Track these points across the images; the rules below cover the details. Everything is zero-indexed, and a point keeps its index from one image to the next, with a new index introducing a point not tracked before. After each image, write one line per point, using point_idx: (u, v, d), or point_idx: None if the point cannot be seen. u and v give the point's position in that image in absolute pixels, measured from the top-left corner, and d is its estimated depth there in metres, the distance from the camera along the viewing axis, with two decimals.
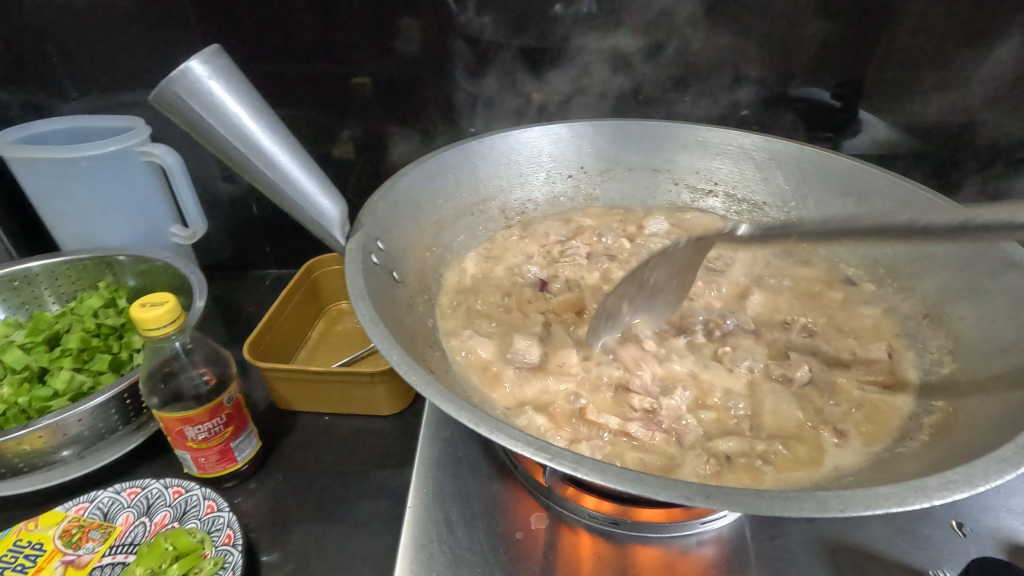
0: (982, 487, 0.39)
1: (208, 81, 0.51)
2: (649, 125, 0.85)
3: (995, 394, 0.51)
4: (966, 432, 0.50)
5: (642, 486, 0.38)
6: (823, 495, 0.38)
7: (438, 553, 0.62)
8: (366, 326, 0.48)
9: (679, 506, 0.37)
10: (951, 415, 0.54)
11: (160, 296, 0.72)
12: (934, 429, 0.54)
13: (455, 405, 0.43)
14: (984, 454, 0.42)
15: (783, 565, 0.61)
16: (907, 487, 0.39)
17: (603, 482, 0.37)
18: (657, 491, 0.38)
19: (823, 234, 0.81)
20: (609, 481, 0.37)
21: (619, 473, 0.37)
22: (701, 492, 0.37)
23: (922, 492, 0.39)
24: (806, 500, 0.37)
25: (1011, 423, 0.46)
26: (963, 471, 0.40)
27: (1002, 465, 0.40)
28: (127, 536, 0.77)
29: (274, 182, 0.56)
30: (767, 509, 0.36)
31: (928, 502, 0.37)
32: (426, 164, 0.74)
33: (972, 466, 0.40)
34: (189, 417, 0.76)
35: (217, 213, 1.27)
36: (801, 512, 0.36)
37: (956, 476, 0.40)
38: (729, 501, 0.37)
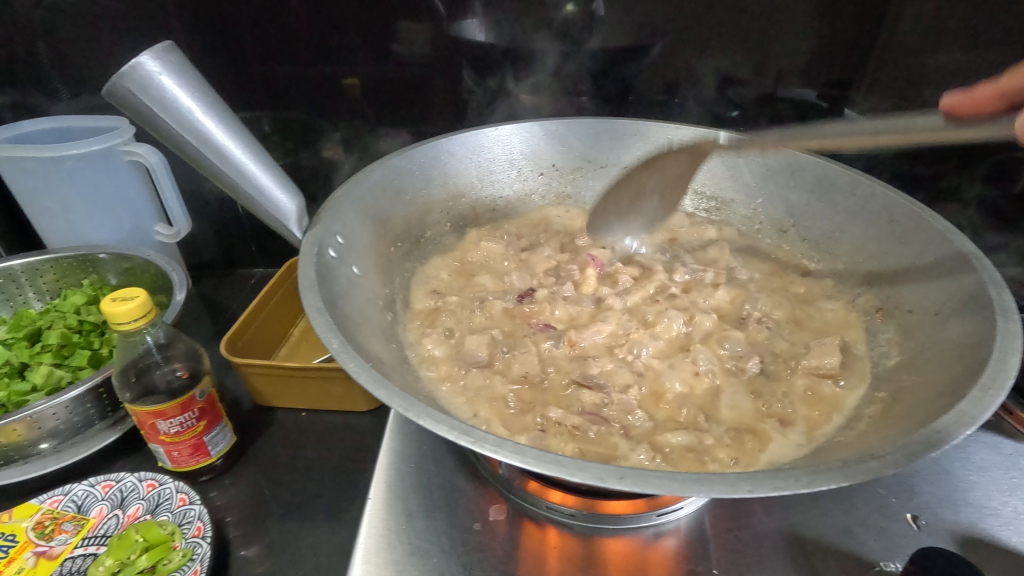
0: (896, 470, 0.39)
1: (160, 76, 0.52)
2: (619, 123, 0.86)
3: (935, 380, 0.52)
4: (902, 419, 0.50)
5: (559, 468, 0.38)
6: (734, 476, 0.38)
7: (396, 543, 0.63)
8: (310, 315, 0.49)
9: (592, 487, 0.38)
10: (892, 404, 0.55)
11: (132, 291, 0.74)
12: (874, 418, 0.55)
13: (386, 390, 0.44)
14: (906, 438, 0.42)
15: (738, 557, 0.61)
16: (821, 469, 0.39)
17: (521, 463, 0.38)
18: (575, 474, 0.39)
19: (789, 230, 0.82)
20: (525, 462, 0.38)
21: (535, 454, 0.38)
22: (616, 474, 0.38)
23: (833, 473, 0.39)
24: (718, 481, 0.37)
25: (937, 409, 0.46)
26: (882, 456, 0.41)
27: (919, 447, 0.41)
28: (100, 528, 0.79)
29: (228, 175, 0.57)
30: (677, 489, 0.37)
31: (838, 483, 0.37)
32: (394, 161, 0.75)
33: (893, 451, 0.41)
34: (161, 411, 0.77)
35: (204, 213, 1.29)
36: (711, 492, 0.36)
37: (873, 462, 0.40)
38: (642, 482, 0.37)
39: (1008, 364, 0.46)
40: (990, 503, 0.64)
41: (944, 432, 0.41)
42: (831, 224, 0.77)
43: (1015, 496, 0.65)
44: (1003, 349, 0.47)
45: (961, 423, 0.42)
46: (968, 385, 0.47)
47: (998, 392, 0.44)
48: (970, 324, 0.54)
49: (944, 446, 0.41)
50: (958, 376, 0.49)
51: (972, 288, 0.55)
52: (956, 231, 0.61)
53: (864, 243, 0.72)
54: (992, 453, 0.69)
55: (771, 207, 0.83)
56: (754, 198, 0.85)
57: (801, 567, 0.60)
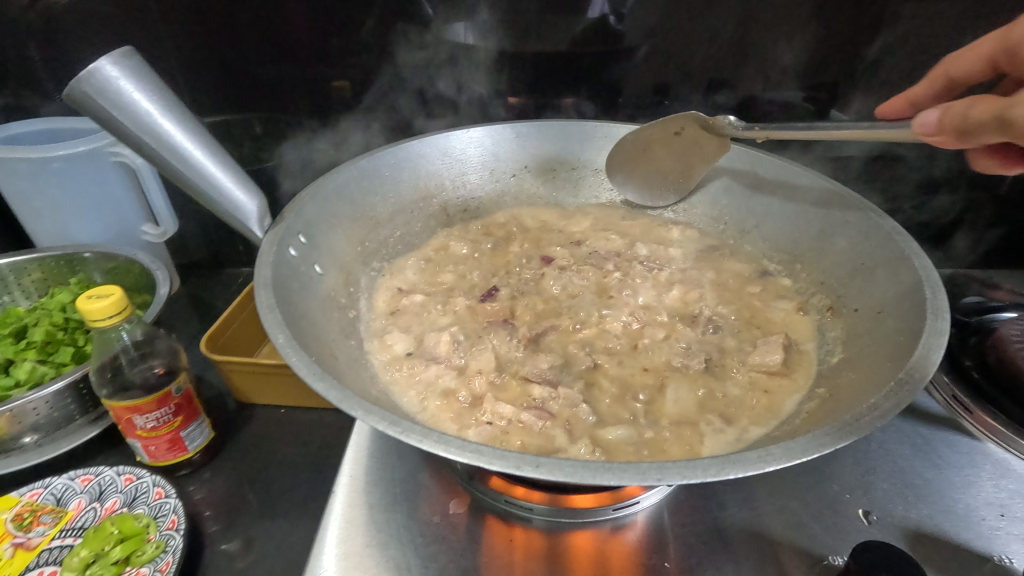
0: (802, 459, 0.41)
1: (119, 81, 0.54)
2: (589, 125, 0.88)
3: (869, 375, 0.54)
4: (831, 412, 0.52)
5: (480, 456, 0.39)
6: (648, 465, 0.40)
7: (357, 535, 0.64)
8: (260, 311, 0.51)
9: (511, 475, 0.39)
10: (828, 399, 0.56)
11: (108, 289, 0.76)
12: (810, 414, 0.56)
13: (326, 383, 0.46)
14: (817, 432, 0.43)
15: (691, 550, 0.63)
16: (731, 459, 0.40)
17: (443, 452, 0.39)
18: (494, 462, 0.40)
19: (750, 231, 0.84)
20: (449, 452, 0.39)
21: (458, 443, 0.39)
22: (532, 462, 0.39)
23: (744, 464, 0.40)
24: (630, 470, 0.39)
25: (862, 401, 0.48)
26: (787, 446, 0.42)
27: (832, 438, 0.42)
28: (77, 520, 0.80)
29: (189, 176, 0.59)
30: (590, 477, 0.38)
31: (745, 472, 0.39)
32: (362, 163, 0.77)
33: (805, 441, 0.42)
34: (136, 406, 0.79)
35: (192, 213, 1.31)
36: (621, 479, 0.38)
37: (780, 450, 0.41)
38: (556, 470, 0.39)
39: (931, 360, 0.48)
40: (942, 500, 0.65)
41: (857, 423, 0.43)
42: (791, 225, 0.78)
43: (966, 492, 0.66)
44: (926, 345, 0.49)
45: (874, 416, 0.44)
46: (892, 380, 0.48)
47: (915, 387, 0.46)
48: (906, 319, 0.55)
49: (854, 437, 0.42)
50: (887, 372, 0.51)
51: (911, 287, 0.57)
52: (902, 231, 0.63)
53: (820, 242, 0.73)
54: (948, 452, 0.70)
55: (734, 208, 0.85)
56: (719, 199, 0.86)
57: (751, 561, 0.61)
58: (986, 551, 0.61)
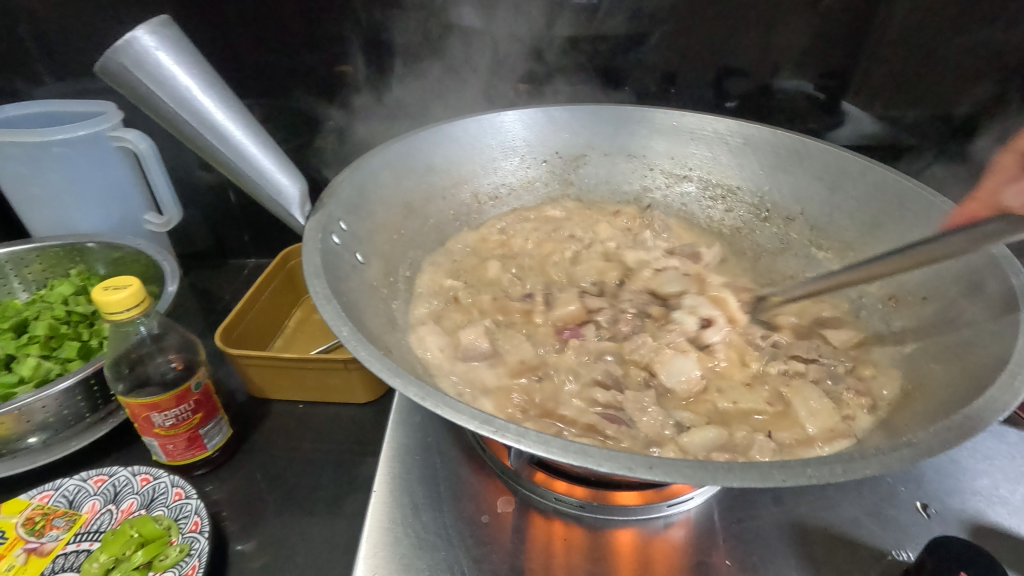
0: (931, 457, 0.40)
1: (156, 52, 0.50)
2: (623, 110, 0.86)
3: (958, 372, 0.53)
4: (923, 408, 0.53)
5: (586, 458, 0.38)
6: (768, 466, 0.38)
7: (403, 536, 0.61)
8: (319, 303, 0.48)
9: (622, 477, 0.37)
10: (911, 393, 0.57)
11: (124, 280, 0.71)
12: (895, 407, 0.57)
13: (402, 379, 0.43)
14: (937, 425, 0.43)
15: (749, 548, 0.61)
16: (854, 458, 0.39)
17: (547, 454, 0.37)
18: (601, 464, 0.38)
19: (796, 219, 0.82)
20: (552, 453, 0.37)
21: (562, 444, 0.37)
22: (645, 464, 0.38)
23: (869, 462, 0.39)
24: (752, 471, 0.37)
25: (965, 398, 0.48)
26: (913, 443, 0.41)
27: (952, 436, 0.41)
28: (93, 524, 0.76)
29: (228, 157, 0.55)
30: (711, 479, 0.37)
31: (875, 472, 0.38)
32: (395, 147, 0.74)
33: (929, 437, 0.41)
34: (155, 403, 0.75)
35: (195, 202, 1.25)
36: (744, 482, 0.37)
37: (905, 447, 0.40)
38: (672, 472, 0.37)
39: None
40: (998, 492, 0.64)
41: (975, 418, 0.42)
42: (841, 212, 0.77)
43: (1022, 483, 0.65)
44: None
45: (991, 411, 0.43)
46: (996, 372, 0.48)
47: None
48: (989, 309, 0.55)
49: (974, 434, 0.41)
50: (983, 367, 0.50)
51: (991, 277, 0.57)
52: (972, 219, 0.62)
53: (879, 233, 0.73)
54: (998, 442, 0.69)
55: (778, 195, 0.83)
56: (760, 186, 0.85)
57: (811, 557, 0.60)
58: None
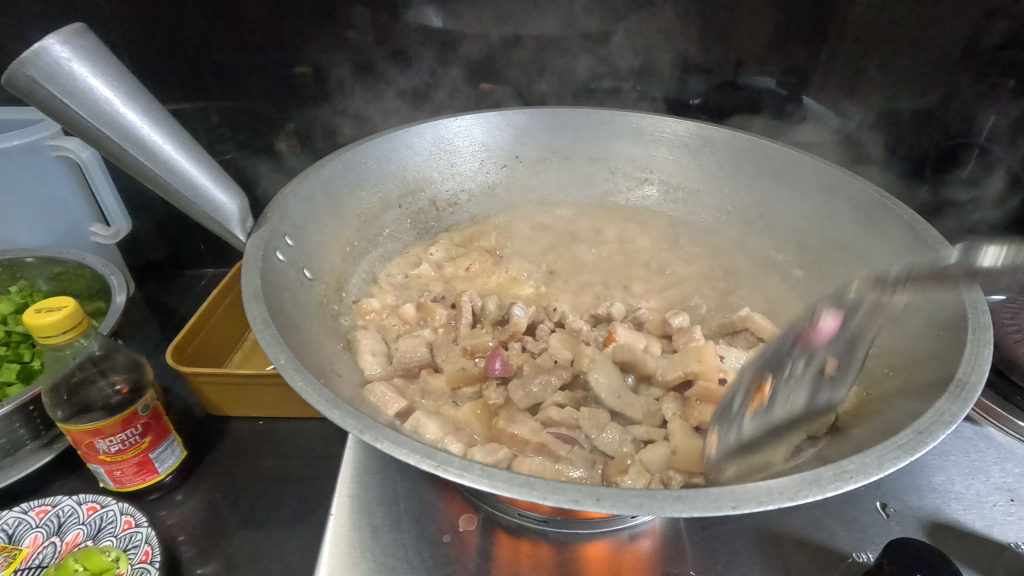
0: (878, 476, 0.40)
1: (70, 63, 0.47)
2: (583, 112, 0.85)
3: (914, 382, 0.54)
4: (880, 419, 0.54)
5: (531, 491, 0.37)
6: (718, 492, 0.38)
7: (361, 561, 0.60)
8: (255, 329, 0.46)
9: (568, 510, 0.37)
10: (869, 401, 0.58)
11: (60, 301, 0.67)
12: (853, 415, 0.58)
13: (342, 411, 0.41)
14: (885, 441, 0.43)
15: (714, 556, 0.61)
16: (808, 479, 0.39)
17: (490, 488, 0.36)
18: (548, 496, 0.37)
19: (755, 221, 0.83)
20: (495, 487, 0.36)
21: (505, 478, 0.37)
22: (593, 495, 0.37)
23: (820, 484, 0.39)
24: (701, 499, 0.37)
25: (917, 410, 0.49)
26: (862, 461, 0.41)
27: (903, 454, 0.42)
28: (35, 558, 0.72)
29: (157, 174, 0.52)
30: (660, 509, 0.36)
31: (825, 494, 0.38)
32: (346, 156, 0.72)
33: (877, 452, 0.42)
34: (99, 429, 0.71)
35: (146, 211, 1.20)
36: (692, 510, 0.36)
37: (854, 466, 0.41)
38: (619, 503, 0.36)
39: (981, 357, 0.51)
40: (953, 488, 0.65)
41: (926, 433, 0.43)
42: (798, 213, 0.78)
43: (977, 478, 0.66)
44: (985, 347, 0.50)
45: (939, 424, 0.44)
46: (949, 381, 0.50)
47: (972, 390, 0.47)
48: (941, 318, 0.58)
49: (923, 447, 0.42)
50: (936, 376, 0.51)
51: (941, 282, 0.59)
52: (924, 223, 0.64)
53: (834, 234, 0.74)
54: (954, 437, 0.70)
55: (738, 198, 0.84)
56: (721, 188, 0.85)
57: (774, 563, 0.60)
58: (1002, 538, 0.61)
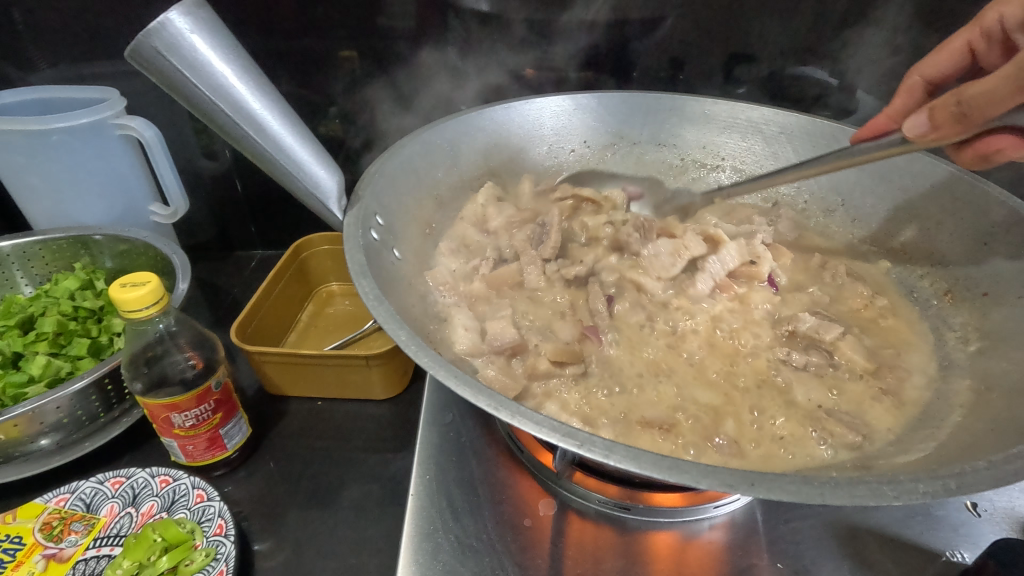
0: None
1: (191, 35, 0.47)
2: (654, 97, 0.84)
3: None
4: (991, 414, 0.53)
5: (683, 475, 0.36)
6: (877, 482, 0.38)
7: (443, 542, 0.60)
8: (370, 305, 0.45)
9: (723, 494, 0.36)
10: (970, 402, 0.57)
11: (141, 276, 0.68)
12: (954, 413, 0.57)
13: (472, 389, 0.41)
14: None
15: (798, 549, 0.60)
16: (956, 472, 0.40)
17: (640, 470, 0.36)
18: (698, 480, 0.37)
19: (836, 210, 0.83)
20: (648, 469, 0.36)
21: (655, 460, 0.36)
22: (746, 481, 0.36)
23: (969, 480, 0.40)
24: (861, 489, 0.37)
25: None
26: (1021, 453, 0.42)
27: None
28: (112, 527, 0.74)
29: (265, 149, 0.52)
30: (818, 497, 0.36)
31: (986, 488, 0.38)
32: (422, 137, 0.72)
33: None
34: (175, 403, 0.72)
35: (199, 193, 1.22)
36: (855, 499, 0.36)
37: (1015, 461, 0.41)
38: (775, 489, 0.36)
39: None
40: None
41: None
42: (884, 202, 0.79)
43: None
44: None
45: None
46: None
47: None
48: None
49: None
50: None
51: None
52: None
53: (928, 225, 0.74)
54: None
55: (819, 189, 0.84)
56: (796, 177, 0.85)
57: (859, 559, 0.58)
58: None
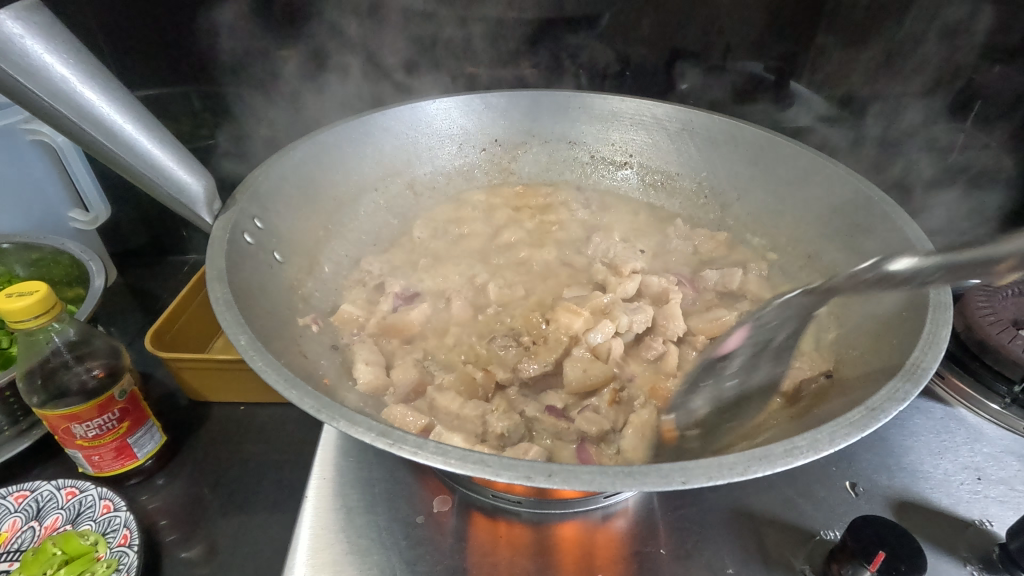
0: (828, 450, 0.42)
1: (24, 40, 0.46)
2: (563, 95, 0.86)
3: (875, 365, 0.57)
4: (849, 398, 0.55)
5: (484, 468, 0.39)
6: (669, 469, 0.40)
7: (335, 542, 0.60)
8: (218, 309, 0.48)
9: (521, 486, 0.39)
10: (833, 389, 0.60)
11: (31, 285, 0.67)
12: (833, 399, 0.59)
13: (300, 391, 0.43)
14: (838, 418, 0.45)
15: (685, 535, 0.61)
16: (757, 455, 0.41)
17: (445, 464, 0.39)
18: (501, 471, 0.39)
19: (732, 204, 0.85)
20: (449, 464, 0.38)
21: (459, 456, 0.39)
22: (545, 471, 0.39)
23: (770, 459, 0.41)
24: (652, 475, 0.39)
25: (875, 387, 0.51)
26: (813, 436, 0.43)
27: (850, 428, 0.43)
28: (14, 542, 0.73)
29: (118, 155, 0.53)
30: (609, 486, 0.38)
31: (772, 469, 0.39)
32: (319, 138, 0.73)
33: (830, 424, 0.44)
34: (75, 414, 0.71)
35: (126, 197, 1.19)
36: (638, 487, 0.38)
37: (805, 442, 0.42)
38: (571, 479, 0.38)
39: (939, 337, 0.51)
40: (923, 467, 0.66)
41: (878, 411, 0.44)
42: (773, 197, 0.81)
43: (945, 458, 0.67)
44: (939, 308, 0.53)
45: (892, 400, 0.45)
46: (905, 360, 0.51)
47: (930, 365, 0.48)
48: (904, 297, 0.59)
49: (875, 424, 0.43)
50: (897, 357, 0.54)
51: None
52: (894, 204, 0.66)
53: (808, 218, 0.76)
54: (925, 418, 0.71)
55: (715, 184, 0.86)
56: (698, 171, 0.87)
57: (743, 543, 0.60)
58: (967, 516, 0.61)
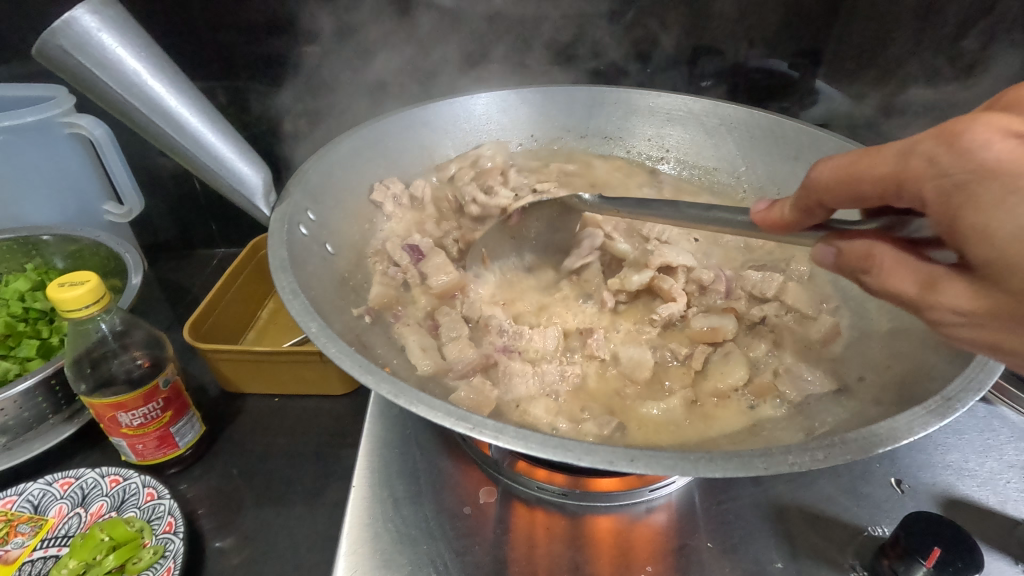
0: (906, 440, 0.43)
1: (99, 33, 0.48)
2: (599, 91, 0.89)
3: (934, 362, 0.57)
4: (901, 403, 0.55)
5: (566, 452, 0.40)
6: (751, 455, 0.41)
7: (383, 532, 0.61)
8: (286, 299, 0.51)
9: (605, 471, 0.40)
10: (885, 391, 0.60)
11: (81, 276, 0.68)
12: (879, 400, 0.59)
13: (376, 376, 0.45)
14: (913, 408, 0.46)
15: (730, 529, 0.61)
16: (834, 445, 0.42)
17: (527, 448, 0.40)
18: (582, 457, 0.41)
19: (774, 198, 0.85)
20: (532, 448, 0.40)
21: (542, 440, 0.40)
22: (626, 457, 0.40)
23: (848, 450, 0.42)
24: (736, 462, 0.41)
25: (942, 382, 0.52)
26: (891, 424, 0.44)
27: (929, 418, 0.44)
28: (61, 528, 0.74)
29: (183, 145, 0.55)
30: (693, 469, 0.40)
31: (851, 459, 0.41)
32: (364, 133, 0.78)
33: (908, 415, 0.45)
34: (121, 403, 0.72)
35: (157, 191, 1.20)
36: (727, 472, 0.40)
37: (882, 432, 0.43)
38: (653, 464, 0.40)
39: None
40: (967, 465, 0.65)
41: (955, 402, 0.45)
42: None
43: (989, 456, 0.66)
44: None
45: (968, 391, 0.46)
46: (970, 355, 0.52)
47: None
48: None
49: (953, 413, 0.45)
50: (955, 350, 0.55)
51: None
52: None
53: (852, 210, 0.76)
54: (966, 416, 0.70)
55: (755, 179, 0.86)
56: (736, 166, 0.88)
57: (788, 539, 0.60)
58: (1015, 514, 0.61)
